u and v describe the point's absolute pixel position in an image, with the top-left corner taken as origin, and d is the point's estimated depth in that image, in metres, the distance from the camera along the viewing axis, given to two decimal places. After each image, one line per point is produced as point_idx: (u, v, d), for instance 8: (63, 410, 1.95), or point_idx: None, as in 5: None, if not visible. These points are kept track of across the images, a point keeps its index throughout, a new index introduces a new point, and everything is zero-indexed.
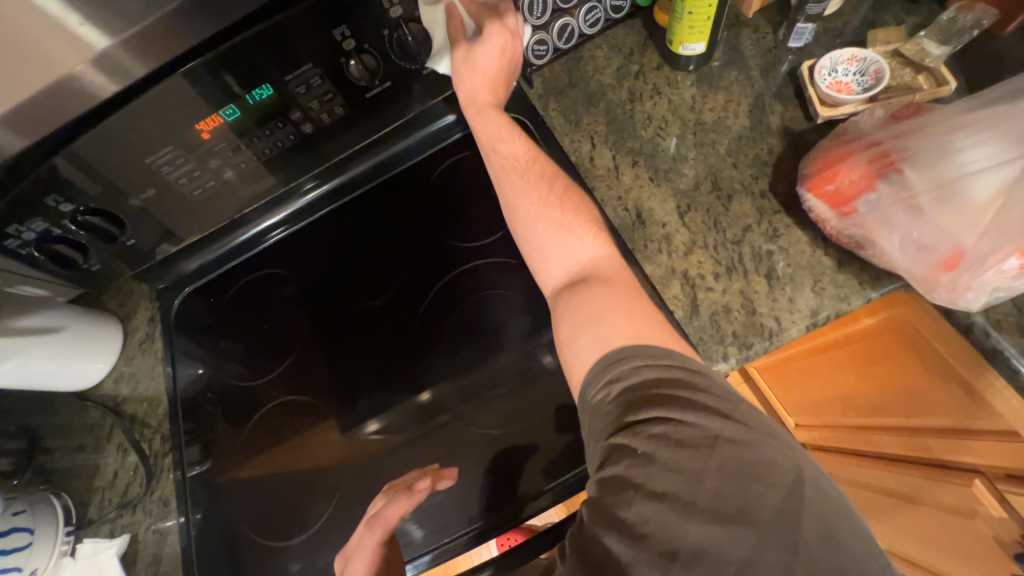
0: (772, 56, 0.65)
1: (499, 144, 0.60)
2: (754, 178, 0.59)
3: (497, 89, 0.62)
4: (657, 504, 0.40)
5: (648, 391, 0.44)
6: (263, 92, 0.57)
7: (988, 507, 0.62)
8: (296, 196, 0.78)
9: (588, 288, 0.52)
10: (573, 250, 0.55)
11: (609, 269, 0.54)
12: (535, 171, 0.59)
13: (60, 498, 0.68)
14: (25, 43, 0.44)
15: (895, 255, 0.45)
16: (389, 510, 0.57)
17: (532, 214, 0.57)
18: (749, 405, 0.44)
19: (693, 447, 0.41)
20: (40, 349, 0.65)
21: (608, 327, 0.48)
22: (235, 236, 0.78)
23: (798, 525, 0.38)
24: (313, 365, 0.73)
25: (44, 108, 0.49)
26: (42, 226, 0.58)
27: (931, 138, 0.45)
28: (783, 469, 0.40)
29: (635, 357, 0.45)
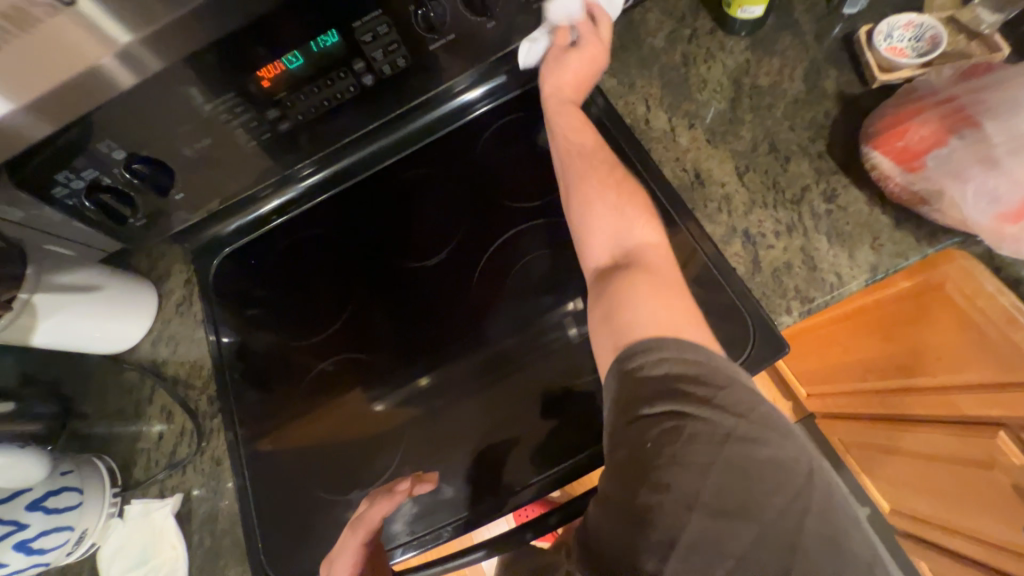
0: (824, 22, 0.66)
1: (570, 137, 0.61)
2: (811, 140, 0.61)
3: (582, 89, 0.64)
4: (662, 495, 0.41)
5: (665, 385, 0.44)
6: (328, 39, 0.55)
7: (1010, 457, 0.68)
8: (294, 181, 0.75)
9: (626, 275, 0.52)
10: (625, 229, 0.55)
11: (651, 258, 0.53)
12: (597, 159, 0.59)
13: (105, 460, 0.66)
14: (53, 35, 0.42)
15: (964, 207, 0.48)
16: (370, 512, 0.58)
17: (590, 192, 0.57)
18: (770, 406, 0.43)
19: (703, 442, 0.42)
20: (81, 307, 0.64)
21: (641, 311, 0.48)
22: (245, 213, 0.75)
23: (795, 528, 0.39)
24: (365, 327, 0.76)
25: (68, 99, 0.47)
26: (93, 174, 0.56)
27: (1009, 92, 0.46)
28: (794, 475, 0.40)
29: (659, 349, 0.45)
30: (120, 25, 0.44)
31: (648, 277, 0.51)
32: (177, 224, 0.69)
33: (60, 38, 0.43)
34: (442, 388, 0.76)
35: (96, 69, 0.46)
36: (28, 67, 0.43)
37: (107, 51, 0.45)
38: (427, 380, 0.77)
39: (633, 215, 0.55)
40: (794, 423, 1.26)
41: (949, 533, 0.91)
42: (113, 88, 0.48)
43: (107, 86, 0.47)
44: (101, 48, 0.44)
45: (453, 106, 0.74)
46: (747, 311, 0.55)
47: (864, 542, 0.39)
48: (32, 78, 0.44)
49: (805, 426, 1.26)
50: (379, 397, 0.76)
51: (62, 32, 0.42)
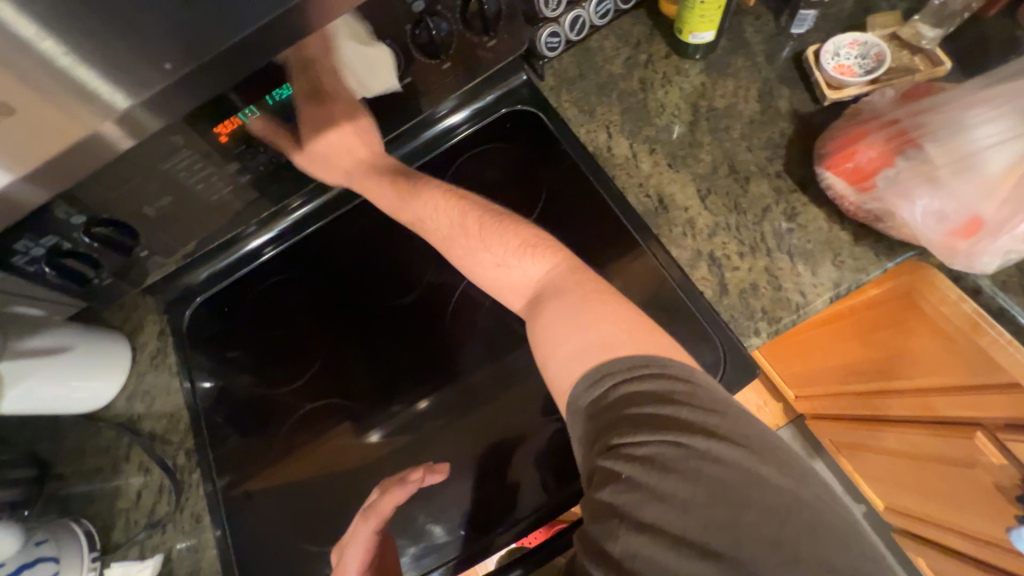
0: (774, 43, 0.68)
1: (397, 207, 0.65)
2: (768, 160, 0.62)
3: (344, 152, 0.66)
4: (646, 538, 0.39)
5: (618, 413, 0.44)
6: (282, 91, 0.54)
7: (990, 456, 0.69)
8: (284, 214, 0.77)
9: (549, 306, 0.54)
10: (518, 278, 0.58)
11: (559, 280, 0.56)
12: (444, 219, 0.61)
13: (83, 524, 0.65)
14: (38, 110, 0.33)
15: (915, 226, 0.49)
16: (382, 500, 0.58)
17: (461, 254, 0.60)
18: (738, 411, 0.44)
19: (679, 470, 0.40)
20: (51, 370, 0.63)
21: (576, 340, 0.50)
22: (231, 252, 0.77)
23: (790, 552, 0.37)
24: (344, 367, 0.75)
25: (71, 164, 0.37)
26: (52, 241, 0.54)
27: (947, 117, 0.49)
28: (779, 496, 0.39)
29: (608, 377, 0.46)
30: (112, 87, 0.33)
31: (564, 299, 0.54)
32: (149, 275, 0.69)
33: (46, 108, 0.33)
34: (433, 413, 0.72)
35: (95, 136, 0.35)
36: (17, 143, 0.34)
37: (104, 116, 0.34)
38: (427, 404, 0.72)
39: (516, 261, 0.57)
40: (784, 424, 1.26)
41: (938, 529, 0.92)
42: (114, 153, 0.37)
43: (112, 151, 0.37)
44: (98, 115, 0.34)
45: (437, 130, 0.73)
46: (714, 334, 0.56)
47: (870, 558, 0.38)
48: (22, 153, 0.35)
49: (795, 427, 1.26)
50: (372, 426, 0.72)
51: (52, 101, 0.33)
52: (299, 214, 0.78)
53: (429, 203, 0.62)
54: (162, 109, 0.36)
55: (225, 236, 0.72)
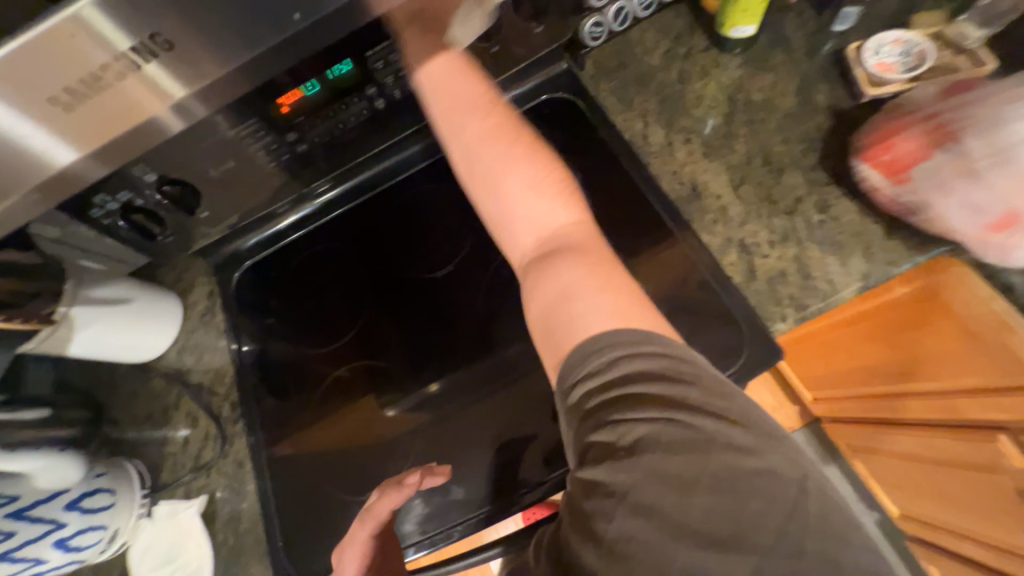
0: (815, 39, 0.69)
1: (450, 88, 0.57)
2: (803, 153, 0.63)
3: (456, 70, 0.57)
4: (642, 521, 0.42)
5: (617, 389, 0.45)
6: (342, 67, 0.58)
7: (1013, 460, 0.69)
8: (313, 196, 0.79)
9: (556, 264, 0.52)
10: (539, 215, 0.54)
11: (574, 239, 0.54)
12: (506, 132, 0.56)
13: (135, 463, 0.71)
14: (117, 99, 0.40)
15: (950, 218, 0.50)
16: (379, 504, 0.60)
17: (501, 160, 0.54)
18: (744, 398, 0.45)
19: (681, 453, 0.42)
20: (112, 318, 0.68)
21: (580, 305, 0.48)
22: (265, 228, 0.79)
23: (788, 539, 0.40)
24: (375, 337, 0.80)
25: (130, 143, 0.45)
26: (126, 196, 0.60)
27: (987, 111, 0.50)
28: (787, 486, 0.41)
29: (612, 347, 0.45)
30: (178, 82, 0.42)
31: (576, 258, 0.51)
32: (200, 240, 0.73)
33: (121, 98, 0.40)
34: (456, 387, 0.77)
35: (151, 118, 0.44)
36: (93, 124, 0.41)
37: (165, 104, 0.43)
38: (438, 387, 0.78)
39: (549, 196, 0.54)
40: (801, 427, 1.26)
41: (954, 537, 0.92)
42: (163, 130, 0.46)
43: (158, 132, 0.46)
44: (160, 103, 0.43)
45: None
46: (742, 318, 0.58)
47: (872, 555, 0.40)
48: (93, 134, 0.42)
49: (812, 431, 1.26)
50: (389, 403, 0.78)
51: (131, 96, 0.41)
52: (329, 196, 0.79)
53: (484, 117, 0.56)
54: (206, 95, 0.46)
55: (262, 211, 0.75)
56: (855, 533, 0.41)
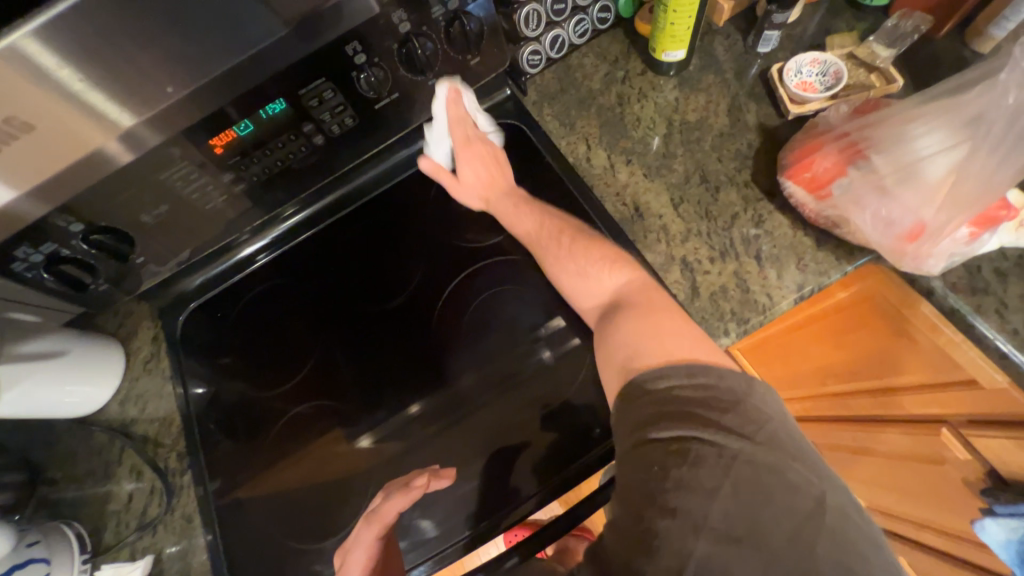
0: (742, 60, 0.72)
1: (511, 221, 0.68)
2: (737, 171, 0.66)
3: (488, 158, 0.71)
4: (668, 519, 0.45)
5: (664, 409, 0.49)
6: (275, 107, 0.58)
7: (956, 452, 0.72)
8: (278, 221, 0.78)
9: (617, 312, 0.58)
10: (594, 280, 0.61)
11: (632, 292, 0.58)
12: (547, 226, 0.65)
13: (74, 526, 0.67)
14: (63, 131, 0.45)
15: (867, 231, 0.54)
16: (387, 506, 0.60)
17: (555, 257, 0.63)
18: (776, 426, 0.47)
19: (710, 464, 0.46)
20: (46, 374, 0.64)
21: (636, 347, 0.54)
22: (224, 258, 0.77)
23: (810, 550, 0.42)
24: (332, 375, 0.77)
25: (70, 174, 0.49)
26: (51, 247, 0.57)
27: (890, 129, 0.53)
28: (805, 499, 0.44)
29: (668, 378, 0.50)
30: (123, 112, 0.47)
31: (634, 308, 0.57)
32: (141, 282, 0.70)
33: (65, 127, 0.45)
34: (425, 418, 0.75)
35: (99, 150, 0.49)
36: (34, 162, 0.46)
37: (110, 135, 0.48)
38: (417, 409, 0.75)
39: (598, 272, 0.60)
40: None
41: (915, 527, 0.94)
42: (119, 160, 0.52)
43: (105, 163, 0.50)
44: (106, 134, 0.48)
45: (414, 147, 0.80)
46: None
47: (885, 566, 0.42)
48: (35, 167, 0.47)
49: None
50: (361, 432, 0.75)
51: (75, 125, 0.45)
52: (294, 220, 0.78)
53: (536, 219, 0.66)
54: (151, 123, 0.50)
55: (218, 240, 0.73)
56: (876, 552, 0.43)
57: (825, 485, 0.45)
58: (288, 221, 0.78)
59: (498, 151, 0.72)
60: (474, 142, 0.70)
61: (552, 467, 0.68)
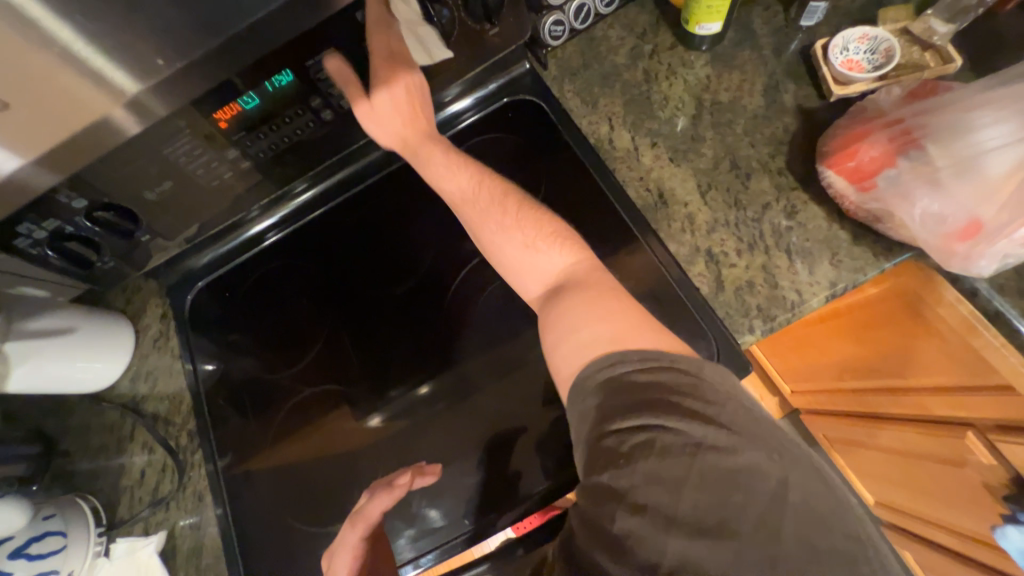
0: (782, 35, 0.67)
1: (447, 183, 0.62)
2: (770, 157, 0.62)
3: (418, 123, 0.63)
4: (638, 518, 0.40)
5: (624, 396, 0.44)
6: (282, 78, 0.54)
7: (980, 457, 0.70)
8: (289, 198, 0.75)
9: (564, 298, 0.54)
10: (542, 266, 0.57)
11: (582, 275, 0.55)
12: (484, 197, 0.61)
13: (89, 500, 0.67)
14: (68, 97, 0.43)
15: (913, 228, 0.50)
16: (370, 506, 0.56)
17: (493, 233, 0.59)
18: (740, 408, 0.44)
19: (675, 454, 0.41)
20: (56, 351, 0.64)
21: (585, 333, 0.50)
22: (234, 234, 0.75)
23: (778, 536, 0.38)
24: (337, 359, 0.76)
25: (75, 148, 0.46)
26: (54, 224, 0.55)
27: (950, 118, 0.49)
28: (769, 482, 0.40)
29: (624, 362, 0.45)
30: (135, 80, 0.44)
31: (583, 292, 0.53)
32: (151, 258, 0.69)
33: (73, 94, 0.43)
34: (434, 398, 0.74)
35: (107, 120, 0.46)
36: (30, 126, 0.43)
37: (122, 104, 0.45)
38: (427, 389, 0.75)
39: (545, 248, 0.57)
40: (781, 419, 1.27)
41: (926, 524, 0.93)
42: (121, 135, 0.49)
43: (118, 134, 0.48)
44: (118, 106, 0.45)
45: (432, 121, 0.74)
46: (709, 331, 0.56)
47: (853, 538, 0.39)
48: (36, 137, 0.44)
49: (791, 422, 1.27)
50: (371, 410, 0.75)
51: (70, 85, 0.42)
52: (305, 199, 0.76)
53: (470, 179, 0.61)
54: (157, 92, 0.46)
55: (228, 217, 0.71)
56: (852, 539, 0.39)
57: (790, 466, 0.41)
58: (299, 199, 0.75)
59: (421, 79, 0.61)
60: (398, 61, 0.58)
61: (563, 458, 0.67)
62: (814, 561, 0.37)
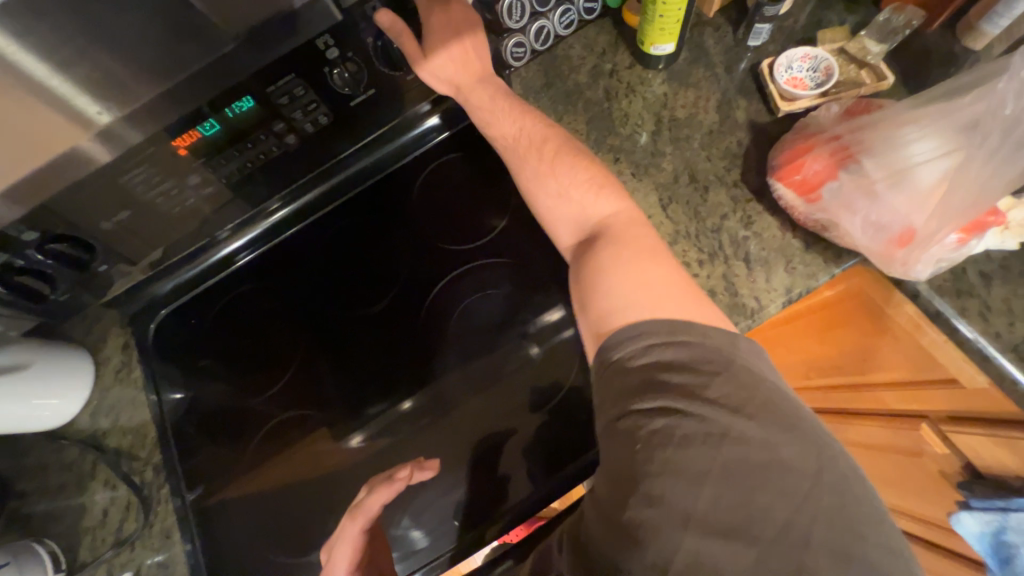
0: (732, 54, 0.70)
1: (493, 127, 0.64)
2: (726, 170, 0.64)
3: (468, 62, 0.62)
4: (655, 510, 0.43)
5: (655, 378, 0.47)
6: (242, 105, 0.54)
7: (934, 446, 0.73)
8: (260, 218, 0.74)
9: (600, 248, 0.56)
10: (581, 204, 0.59)
11: (618, 229, 0.57)
12: (529, 146, 0.62)
13: (47, 544, 0.64)
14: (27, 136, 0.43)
15: (856, 237, 0.53)
16: (369, 500, 0.59)
17: (534, 173, 0.61)
18: (769, 395, 0.46)
19: (699, 441, 0.44)
20: (7, 390, 0.61)
21: (608, 283, 0.53)
22: (202, 258, 0.73)
23: (801, 538, 0.41)
24: (309, 385, 0.73)
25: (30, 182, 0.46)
26: (3, 258, 0.54)
27: (883, 133, 0.53)
28: (796, 480, 0.43)
29: (645, 335, 0.49)
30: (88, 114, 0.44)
31: (616, 244, 0.55)
32: (113, 283, 0.69)
33: None
34: (414, 414, 0.72)
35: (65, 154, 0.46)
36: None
37: None
38: (410, 405, 0.72)
39: (581, 195, 0.59)
40: None
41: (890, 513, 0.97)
42: (89, 164, 0.50)
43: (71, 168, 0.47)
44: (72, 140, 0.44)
45: (410, 136, 0.76)
46: None
47: (880, 547, 0.41)
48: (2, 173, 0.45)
49: None
50: (350, 431, 0.71)
51: (42, 124, 0.44)
52: (277, 217, 0.74)
53: (516, 125, 0.63)
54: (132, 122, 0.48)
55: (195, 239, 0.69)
56: (871, 527, 0.42)
57: (819, 464, 0.44)
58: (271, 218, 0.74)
59: (480, 35, 0.62)
60: (448, 36, 0.59)
61: (541, 470, 0.68)
62: (834, 561, 0.40)
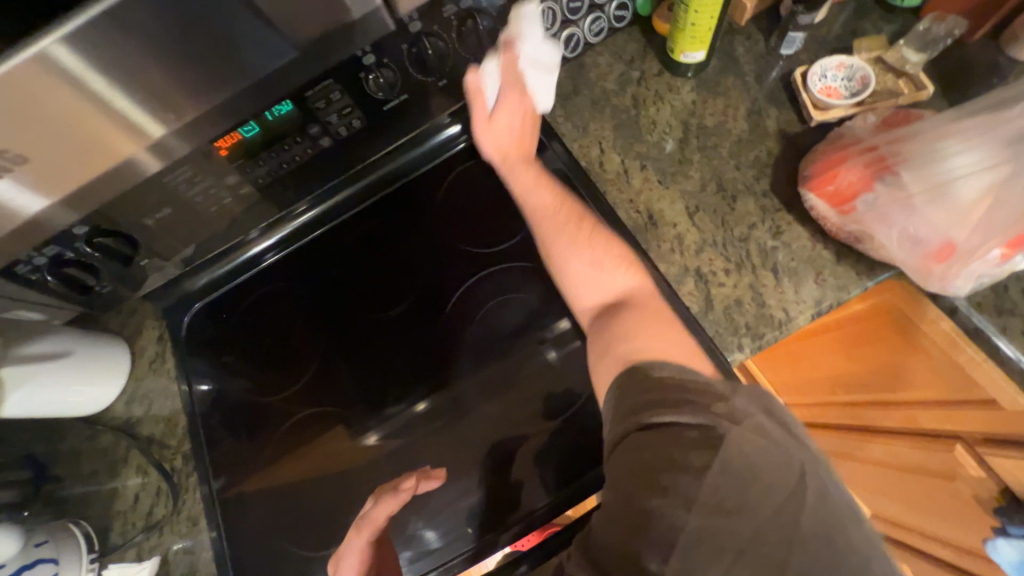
0: (764, 62, 0.69)
1: (531, 196, 0.63)
2: (755, 179, 0.64)
3: (523, 142, 0.65)
4: (659, 497, 0.43)
5: (667, 395, 0.47)
6: (282, 108, 0.56)
7: (970, 470, 0.70)
8: (291, 217, 0.76)
9: (620, 313, 0.56)
10: (606, 287, 0.58)
11: (640, 296, 0.57)
12: (562, 216, 0.61)
13: (82, 525, 0.67)
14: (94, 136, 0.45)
15: (891, 249, 0.53)
16: (376, 510, 0.60)
17: (563, 251, 0.60)
18: (766, 401, 0.47)
19: (701, 443, 0.44)
20: (51, 376, 0.64)
21: (627, 337, 0.53)
22: (233, 257, 0.76)
23: (792, 522, 0.41)
24: (330, 383, 0.74)
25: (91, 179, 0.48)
26: (54, 250, 0.57)
27: (924, 144, 0.52)
28: (788, 473, 0.43)
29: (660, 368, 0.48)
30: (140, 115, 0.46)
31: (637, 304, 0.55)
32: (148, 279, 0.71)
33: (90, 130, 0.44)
34: (428, 415, 0.72)
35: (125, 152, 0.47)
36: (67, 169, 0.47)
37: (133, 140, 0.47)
38: (426, 405, 0.73)
39: (611, 269, 0.58)
40: None
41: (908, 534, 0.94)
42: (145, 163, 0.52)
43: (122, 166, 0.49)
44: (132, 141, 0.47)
45: (439, 138, 0.77)
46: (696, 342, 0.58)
47: (865, 536, 0.41)
48: (62, 177, 0.47)
49: None
50: (367, 429, 0.72)
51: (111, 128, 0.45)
52: (307, 217, 0.76)
53: (555, 195, 0.63)
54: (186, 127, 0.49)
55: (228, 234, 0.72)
56: (858, 524, 0.42)
57: (807, 460, 0.44)
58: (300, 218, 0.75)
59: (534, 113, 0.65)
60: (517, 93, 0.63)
61: (558, 475, 0.68)
62: (826, 546, 0.40)
